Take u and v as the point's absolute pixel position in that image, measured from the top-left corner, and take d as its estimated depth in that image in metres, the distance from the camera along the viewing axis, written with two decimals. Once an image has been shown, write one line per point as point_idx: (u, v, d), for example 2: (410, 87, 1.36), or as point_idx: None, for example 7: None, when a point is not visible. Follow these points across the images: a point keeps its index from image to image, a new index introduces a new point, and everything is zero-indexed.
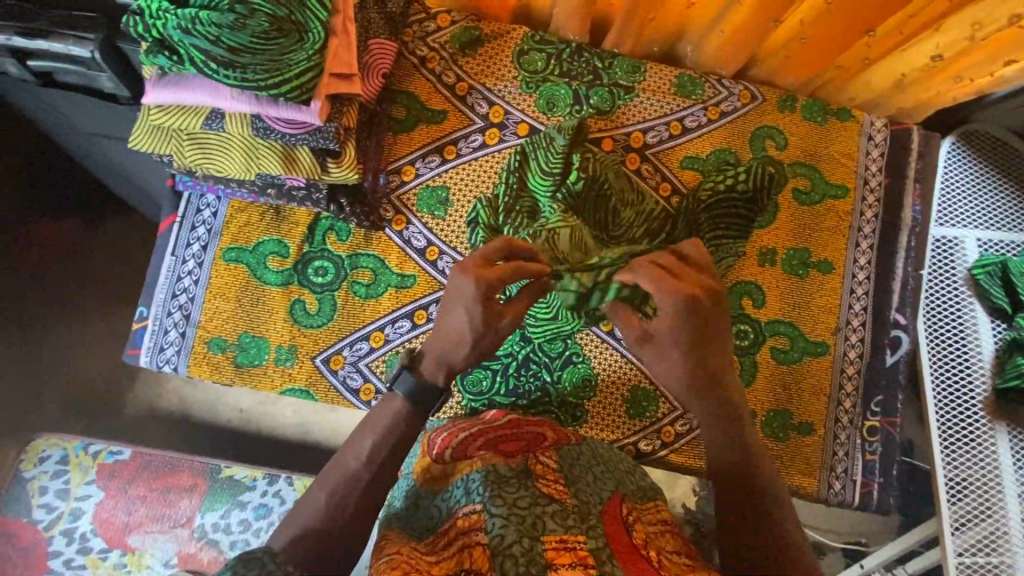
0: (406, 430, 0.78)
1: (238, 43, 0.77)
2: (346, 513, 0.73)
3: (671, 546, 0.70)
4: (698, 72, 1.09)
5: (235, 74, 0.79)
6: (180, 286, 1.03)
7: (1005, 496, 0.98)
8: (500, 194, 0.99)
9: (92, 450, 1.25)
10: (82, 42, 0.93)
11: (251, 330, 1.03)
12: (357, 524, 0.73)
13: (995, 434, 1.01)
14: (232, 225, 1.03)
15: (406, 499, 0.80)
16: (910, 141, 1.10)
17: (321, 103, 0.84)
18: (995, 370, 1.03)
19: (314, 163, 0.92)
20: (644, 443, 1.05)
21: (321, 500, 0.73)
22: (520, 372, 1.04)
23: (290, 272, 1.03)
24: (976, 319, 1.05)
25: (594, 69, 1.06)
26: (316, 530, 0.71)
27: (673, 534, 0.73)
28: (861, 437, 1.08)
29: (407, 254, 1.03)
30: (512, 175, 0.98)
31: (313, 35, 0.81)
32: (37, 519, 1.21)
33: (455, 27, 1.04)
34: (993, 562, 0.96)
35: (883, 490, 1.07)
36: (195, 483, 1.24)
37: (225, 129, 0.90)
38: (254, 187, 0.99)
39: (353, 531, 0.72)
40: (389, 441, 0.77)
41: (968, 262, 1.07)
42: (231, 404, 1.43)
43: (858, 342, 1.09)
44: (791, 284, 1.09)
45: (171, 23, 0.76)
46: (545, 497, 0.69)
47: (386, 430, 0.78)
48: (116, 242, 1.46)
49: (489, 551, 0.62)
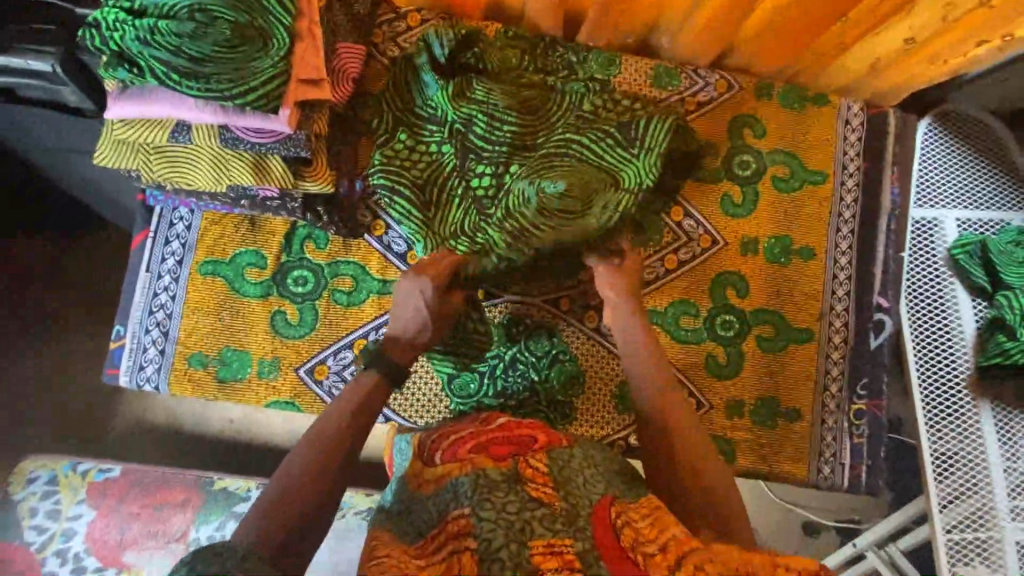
0: (350, 427, 0.78)
1: (201, 53, 0.75)
2: (302, 490, 0.71)
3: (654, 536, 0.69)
4: (673, 63, 1.08)
5: (198, 85, 0.77)
6: (157, 303, 1.01)
7: (990, 470, 1.00)
8: (432, 121, 0.98)
9: (81, 470, 1.24)
10: (42, 56, 0.91)
11: (233, 345, 1.01)
12: (300, 540, 0.68)
13: (980, 410, 1.02)
14: (207, 238, 1.01)
15: (397, 493, 0.80)
16: (888, 124, 1.10)
17: (289, 111, 0.82)
18: (976, 347, 1.04)
19: (286, 171, 0.90)
20: (634, 438, 1.07)
21: (314, 456, 0.74)
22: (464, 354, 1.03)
23: (269, 283, 1.01)
24: (956, 298, 1.06)
25: (569, 64, 1.05)
26: (277, 507, 0.69)
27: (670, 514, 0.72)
28: (849, 421, 1.09)
29: (389, 260, 1.03)
30: (447, 94, 0.97)
31: (277, 41, 0.79)
32: (28, 541, 1.19)
33: (426, 26, 1.03)
34: (980, 537, 0.99)
35: (871, 472, 1.08)
36: (187, 497, 1.23)
37: (192, 142, 0.87)
38: (227, 200, 0.97)
39: (309, 505, 0.70)
40: (349, 416, 0.79)
41: (948, 241, 1.09)
42: (220, 415, 1.42)
43: (842, 327, 1.09)
44: (773, 272, 1.08)
45: (129, 34, 0.74)
46: (535, 500, 0.68)
47: (347, 408, 0.80)
48: (72, 261, 1.44)
49: (478, 556, 0.64)
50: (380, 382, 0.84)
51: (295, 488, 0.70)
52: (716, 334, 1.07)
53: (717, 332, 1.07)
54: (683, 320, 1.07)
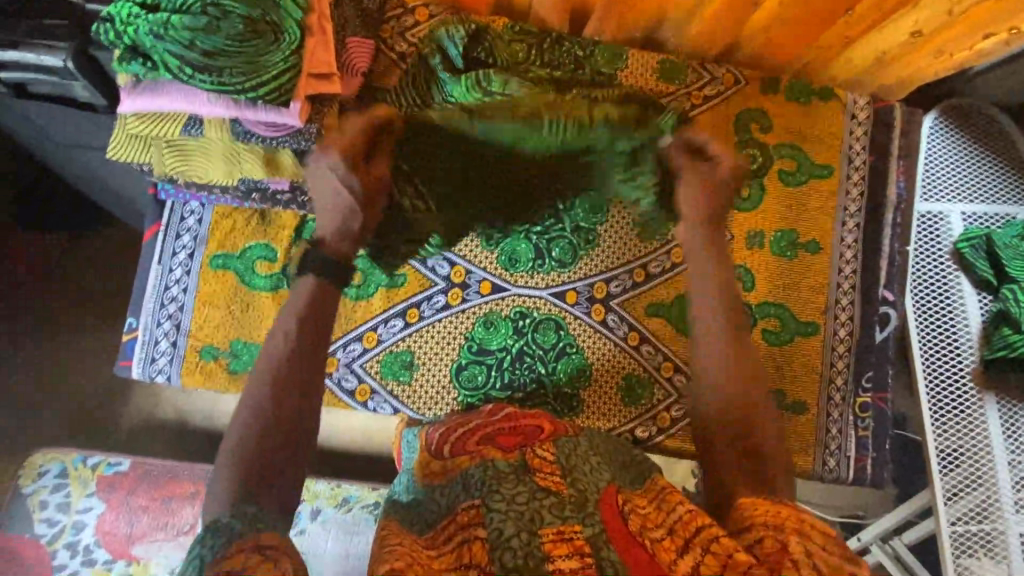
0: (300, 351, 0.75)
1: (212, 46, 0.76)
2: (263, 428, 0.69)
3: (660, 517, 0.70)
4: (680, 57, 1.09)
5: (210, 79, 0.78)
6: (168, 296, 1.02)
7: (994, 462, 1.00)
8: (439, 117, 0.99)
9: (91, 462, 1.26)
10: (54, 51, 0.92)
11: (243, 337, 1.02)
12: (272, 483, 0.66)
13: (984, 403, 1.03)
14: (217, 232, 1.02)
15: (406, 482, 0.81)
16: (893, 118, 1.11)
17: (300, 104, 0.83)
18: (982, 341, 1.05)
19: (297, 166, 0.91)
20: (640, 430, 1.07)
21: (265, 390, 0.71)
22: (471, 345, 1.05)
23: (279, 276, 1.02)
24: (962, 291, 1.07)
25: (576, 58, 1.05)
26: (244, 448, 0.67)
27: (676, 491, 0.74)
28: (854, 414, 1.09)
29: (430, 279, 1.06)
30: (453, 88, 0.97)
31: (288, 36, 0.79)
32: (39, 534, 1.20)
33: (433, 21, 1.04)
34: (984, 529, 0.99)
35: (876, 465, 1.09)
36: (197, 490, 1.25)
37: (204, 135, 0.88)
38: (238, 193, 0.98)
39: (271, 441, 0.68)
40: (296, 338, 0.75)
41: (954, 236, 1.09)
42: (229, 409, 1.43)
43: (847, 320, 1.10)
44: (779, 265, 1.09)
45: (143, 28, 0.75)
46: (543, 489, 0.68)
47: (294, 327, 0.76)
48: (83, 256, 1.45)
49: (488, 544, 0.64)
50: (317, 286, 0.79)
51: (253, 425, 0.69)
52: None
53: None
54: (689, 313, 1.08)
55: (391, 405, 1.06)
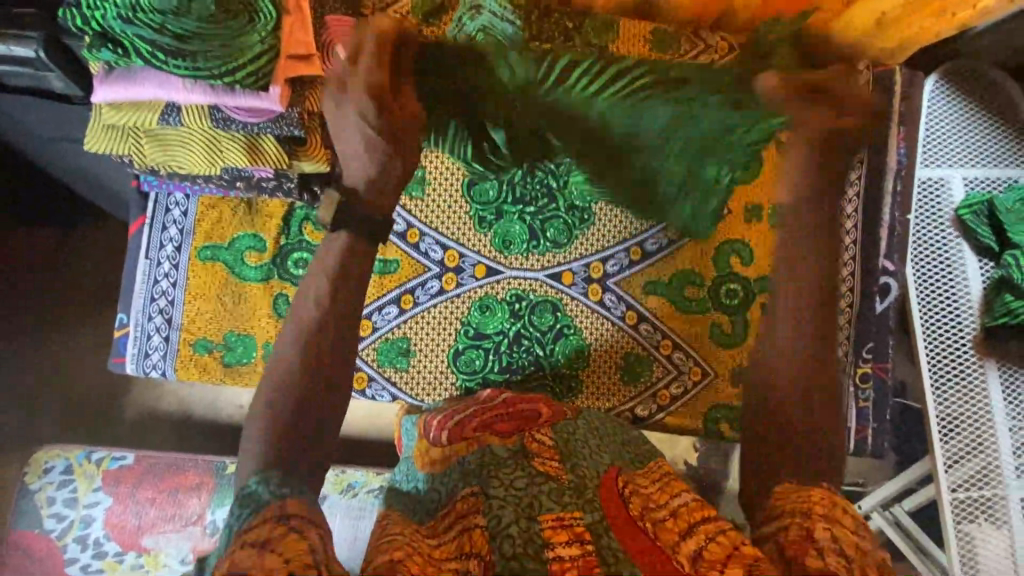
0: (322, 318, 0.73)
1: (186, 30, 0.73)
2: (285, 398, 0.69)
3: (664, 501, 0.68)
4: (672, 28, 1.07)
5: (185, 64, 0.76)
6: (158, 290, 1.01)
7: (995, 428, 1.00)
8: None
9: (95, 458, 1.26)
10: (24, 42, 0.88)
11: (237, 329, 1.01)
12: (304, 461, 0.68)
13: (986, 370, 1.02)
14: (204, 223, 1.00)
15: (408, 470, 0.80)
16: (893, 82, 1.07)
17: (279, 88, 0.81)
18: (983, 307, 1.04)
19: (280, 151, 0.89)
20: (641, 408, 1.07)
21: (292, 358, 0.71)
22: (469, 334, 1.04)
23: (269, 266, 1.00)
24: (963, 258, 1.06)
25: (566, 31, 1.02)
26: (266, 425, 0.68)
27: (678, 484, 0.72)
28: (854, 385, 1.09)
29: (420, 263, 1.04)
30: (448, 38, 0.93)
31: (263, 14, 0.76)
32: (48, 529, 1.21)
33: None
34: (986, 495, 1.00)
35: (877, 435, 1.09)
36: (202, 481, 1.25)
37: (183, 123, 0.85)
38: (222, 182, 0.95)
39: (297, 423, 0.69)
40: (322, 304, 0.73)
41: (955, 202, 1.07)
42: (230, 401, 1.43)
43: (848, 292, 1.08)
44: (777, 239, 1.07)
45: (111, 13, 0.71)
46: (542, 474, 0.69)
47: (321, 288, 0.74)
48: (73, 253, 1.43)
49: (488, 533, 0.63)
50: (348, 247, 0.76)
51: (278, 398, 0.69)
52: (721, 304, 1.07)
53: (722, 302, 1.07)
54: (687, 290, 1.07)
55: (389, 393, 1.05)
